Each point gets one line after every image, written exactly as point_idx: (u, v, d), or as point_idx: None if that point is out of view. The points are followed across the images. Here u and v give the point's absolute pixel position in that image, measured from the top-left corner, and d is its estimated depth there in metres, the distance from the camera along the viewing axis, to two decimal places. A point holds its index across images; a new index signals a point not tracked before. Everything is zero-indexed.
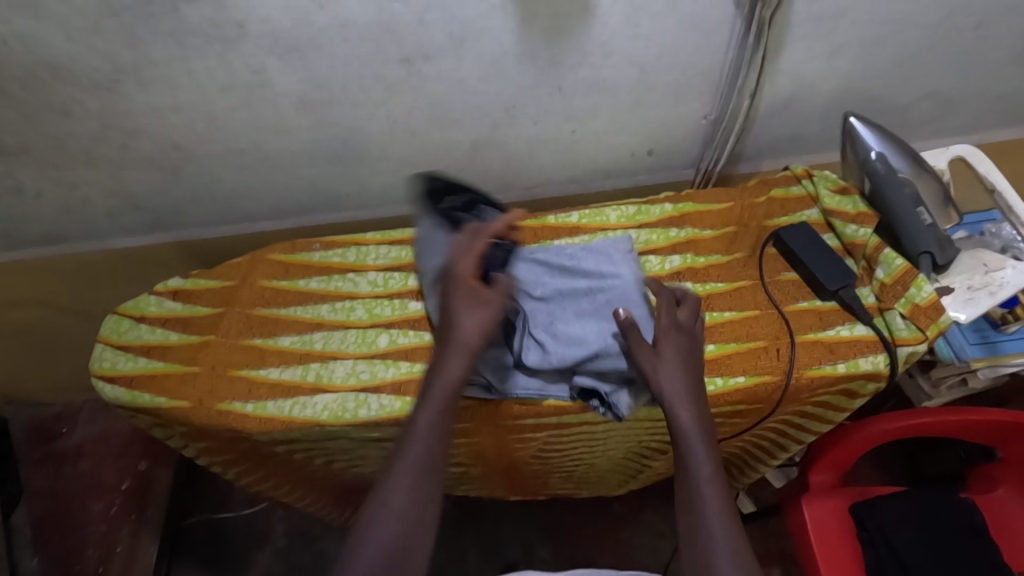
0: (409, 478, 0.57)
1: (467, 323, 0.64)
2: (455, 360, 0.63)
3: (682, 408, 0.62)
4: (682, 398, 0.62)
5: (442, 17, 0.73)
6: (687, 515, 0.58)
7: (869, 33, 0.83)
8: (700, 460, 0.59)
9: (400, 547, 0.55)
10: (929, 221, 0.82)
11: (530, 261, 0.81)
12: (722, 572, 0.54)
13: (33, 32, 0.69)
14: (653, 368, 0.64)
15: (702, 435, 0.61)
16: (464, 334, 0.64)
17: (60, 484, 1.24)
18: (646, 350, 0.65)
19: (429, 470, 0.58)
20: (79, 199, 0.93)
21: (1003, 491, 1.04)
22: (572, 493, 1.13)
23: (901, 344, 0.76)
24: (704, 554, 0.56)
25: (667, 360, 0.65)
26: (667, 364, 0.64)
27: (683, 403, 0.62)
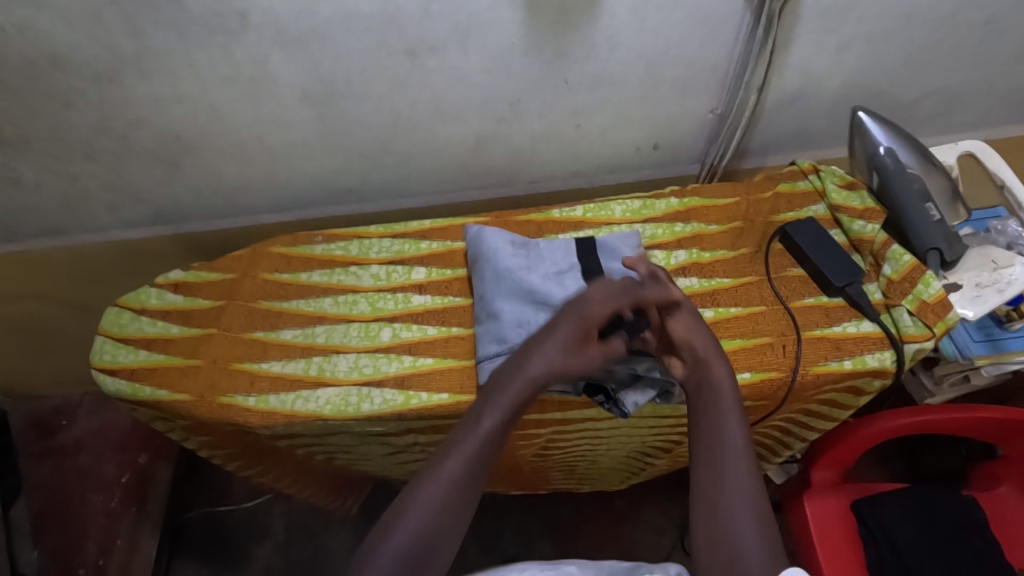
0: (444, 480, 0.61)
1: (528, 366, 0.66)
2: (508, 389, 0.65)
3: (715, 369, 0.65)
4: (716, 359, 0.65)
5: (447, 8, 0.72)
6: (709, 473, 0.60)
7: (877, 28, 0.82)
8: (732, 421, 0.62)
9: (427, 535, 0.59)
10: (938, 217, 0.82)
11: (539, 256, 0.82)
12: (745, 525, 0.56)
13: (32, 20, 0.68)
14: (687, 328, 0.67)
15: (733, 397, 0.64)
16: (528, 370, 0.66)
17: (59, 478, 1.22)
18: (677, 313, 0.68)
19: (465, 475, 0.61)
20: (79, 191, 0.92)
21: (1005, 488, 1.04)
22: (574, 488, 1.13)
23: (909, 340, 0.76)
24: (723, 517, 0.57)
25: (699, 323, 0.68)
26: (699, 327, 0.68)
27: (717, 360, 0.65)
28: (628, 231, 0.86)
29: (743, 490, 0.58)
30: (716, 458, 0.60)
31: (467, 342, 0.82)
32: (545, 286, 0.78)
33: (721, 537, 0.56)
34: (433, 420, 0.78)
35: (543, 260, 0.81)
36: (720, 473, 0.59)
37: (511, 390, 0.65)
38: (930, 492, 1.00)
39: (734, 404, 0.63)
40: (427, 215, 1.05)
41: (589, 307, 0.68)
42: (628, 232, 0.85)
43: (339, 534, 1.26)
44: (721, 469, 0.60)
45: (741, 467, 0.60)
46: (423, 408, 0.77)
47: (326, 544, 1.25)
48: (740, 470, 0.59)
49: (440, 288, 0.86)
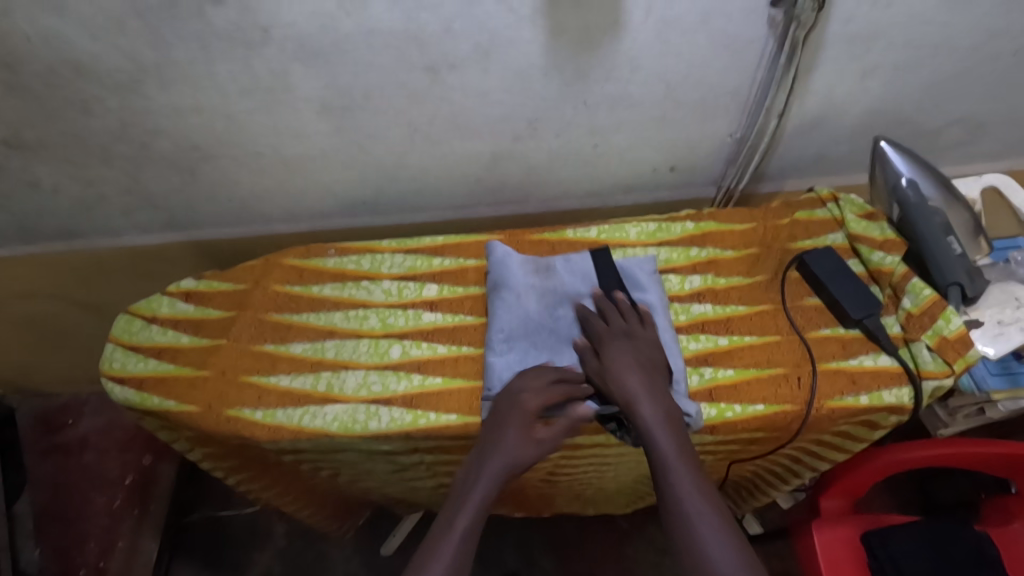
0: (449, 558, 0.60)
1: (511, 435, 0.68)
2: (492, 464, 0.66)
3: (663, 432, 0.66)
4: (659, 424, 0.66)
5: (469, 27, 0.72)
6: (686, 532, 0.61)
7: (902, 57, 0.81)
8: (663, 438, 0.65)
9: None
10: (960, 251, 0.82)
11: (564, 281, 0.81)
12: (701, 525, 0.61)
13: (57, 29, 0.69)
14: (630, 394, 0.68)
15: (661, 416, 0.67)
16: (506, 443, 0.67)
17: (64, 476, 1.24)
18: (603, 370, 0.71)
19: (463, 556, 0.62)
20: (95, 195, 0.92)
21: (1018, 525, 0.98)
22: (576, 511, 1.11)
23: (927, 377, 0.75)
24: (685, 523, 0.61)
25: (624, 365, 0.71)
26: (623, 368, 0.70)
27: (639, 390, 0.68)
28: (646, 255, 0.86)
29: (716, 540, 0.60)
30: (681, 516, 0.62)
31: (477, 362, 0.81)
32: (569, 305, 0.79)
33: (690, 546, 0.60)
34: (440, 440, 0.77)
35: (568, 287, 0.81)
36: (694, 532, 0.61)
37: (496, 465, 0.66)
38: (941, 524, 0.97)
39: (686, 462, 0.64)
40: (441, 229, 1.05)
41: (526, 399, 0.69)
42: (643, 255, 0.85)
43: (339, 545, 1.25)
44: (688, 524, 0.61)
45: (710, 524, 0.61)
46: (429, 428, 0.76)
47: (325, 553, 1.24)
48: (710, 524, 0.61)
49: (451, 305, 0.86)
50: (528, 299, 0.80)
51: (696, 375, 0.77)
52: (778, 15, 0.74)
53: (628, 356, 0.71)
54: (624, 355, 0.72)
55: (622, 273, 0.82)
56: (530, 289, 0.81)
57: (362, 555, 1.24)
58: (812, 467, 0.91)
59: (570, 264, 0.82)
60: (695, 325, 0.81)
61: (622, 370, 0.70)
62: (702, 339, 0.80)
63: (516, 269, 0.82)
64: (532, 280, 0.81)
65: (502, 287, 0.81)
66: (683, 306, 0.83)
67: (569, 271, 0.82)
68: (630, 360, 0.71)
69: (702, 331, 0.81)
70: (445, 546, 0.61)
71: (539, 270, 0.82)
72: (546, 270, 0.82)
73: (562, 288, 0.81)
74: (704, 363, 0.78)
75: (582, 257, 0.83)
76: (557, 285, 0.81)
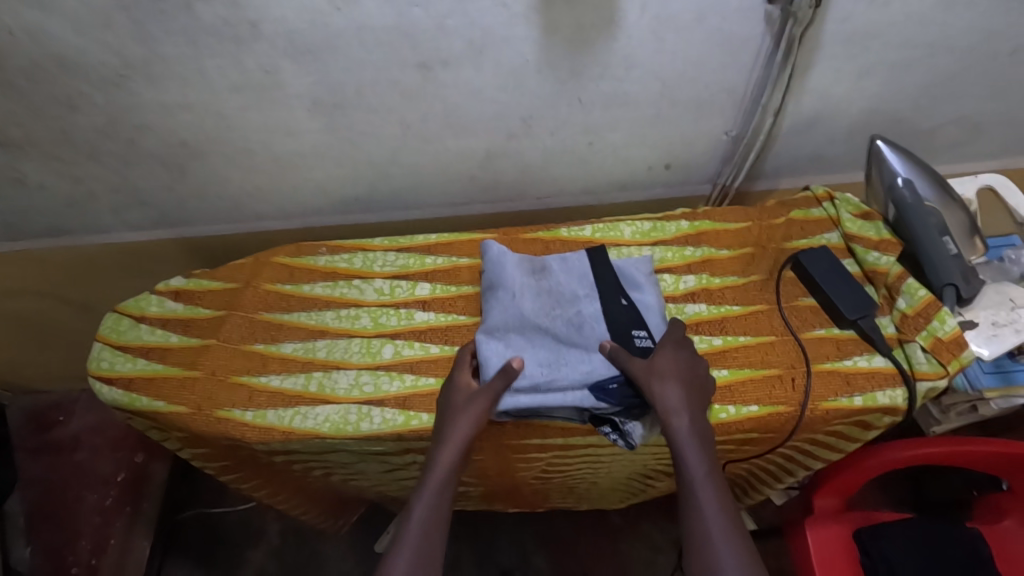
0: (413, 544, 0.64)
1: (461, 425, 0.69)
2: (445, 453, 0.68)
3: (695, 452, 0.66)
4: (692, 442, 0.66)
5: (463, 24, 0.70)
6: (703, 553, 0.62)
7: (899, 55, 0.81)
8: (694, 457, 0.66)
9: None
10: (955, 251, 0.82)
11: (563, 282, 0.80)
12: (720, 547, 0.61)
13: (40, 24, 0.67)
14: (669, 408, 0.67)
15: (696, 434, 0.67)
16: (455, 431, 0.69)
17: (55, 474, 1.23)
18: (647, 372, 0.69)
19: (429, 536, 0.65)
20: (83, 192, 0.90)
21: (1009, 522, 1.00)
22: (569, 506, 1.11)
23: (921, 378, 0.74)
24: (704, 540, 0.62)
25: (669, 374, 0.69)
26: (668, 378, 0.69)
27: (678, 406, 0.67)
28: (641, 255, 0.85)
29: (735, 564, 0.60)
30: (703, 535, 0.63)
31: None
32: (565, 304, 0.78)
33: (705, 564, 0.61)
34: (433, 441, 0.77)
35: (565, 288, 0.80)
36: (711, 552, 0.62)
37: (450, 453, 0.68)
38: (931, 523, 0.98)
39: (713, 483, 0.65)
40: (434, 227, 1.04)
41: (460, 377, 0.73)
42: (639, 256, 0.84)
43: (332, 543, 1.24)
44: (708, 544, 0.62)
45: (730, 548, 0.61)
46: (422, 429, 0.75)
47: (319, 551, 1.24)
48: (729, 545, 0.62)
49: (444, 305, 0.85)
50: (525, 296, 0.78)
51: None
52: (775, 12, 0.73)
53: (674, 363, 0.70)
54: (669, 361, 0.70)
55: (617, 273, 0.81)
56: (526, 287, 0.79)
57: (355, 552, 1.24)
58: (805, 466, 0.91)
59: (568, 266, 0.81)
60: (690, 325, 0.81)
61: (665, 380, 0.68)
62: (697, 340, 0.80)
63: (512, 268, 0.81)
64: (528, 279, 0.80)
65: (498, 287, 0.80)
66: (677, 306, 0.82)
67: (566, 272, 0.81)
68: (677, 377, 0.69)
69: (696, 332, 0.80)
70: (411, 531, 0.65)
71: (536, 269, 0.81)
72: (542, 270, 0.81)
73: (558, 288, 0.80)
74: None
75: (577, 256, 0.82)
76: (556, 286, 0.80)
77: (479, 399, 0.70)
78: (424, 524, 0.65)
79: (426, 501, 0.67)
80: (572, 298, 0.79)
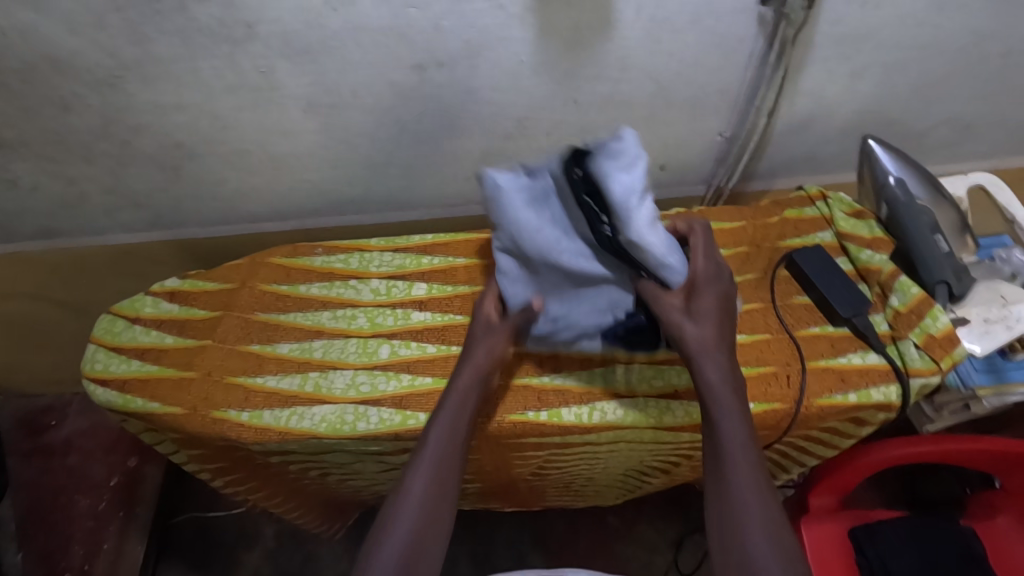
0: (427, 474, 0.64)
1: (479, 351, 0.73)
2: (467, 371, 0.71)
3: (727, 404, 0.64)
4: (726, 394, 0.64)
5: (458, 25, 0.71)
6: (728, 520, 0.58)
7: (890, 57, 0.82)
8: (726, 412, 0.63)
9: (417, 529, 0.61)
10: (946, 249, 0.83)
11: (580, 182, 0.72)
12: (749, 516, 0.58)
13: (34, 24, 0.67)
14: (700, 350, 0.66)
15: (728, 386, 0.65)
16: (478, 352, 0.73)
17: (50, 479, 1.21)
18: (679, 312, 0.67)
19: (441, 466, 0.65)
20: (77, 194, 0.90)
21: (1003, 520, 1.01)
22: (566, 503, 1.11)
23: (915, 374, 0.75)
24: (731, 508, 0.59)
25: (710, 316, 0.67)
26: (707, 322, 0.67)
27: (710, 355, 0.66)
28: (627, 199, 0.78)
29: (761, 534, 0.57)
30: (731, 499, 0.59)
31: None
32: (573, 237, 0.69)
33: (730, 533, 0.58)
34: None
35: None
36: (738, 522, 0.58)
37: (467, 379, 0.71)
38: (925, 523, 0.98)
39: (747, 446, 0.62)
40: (431, 227, 1.04)
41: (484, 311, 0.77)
42: (620, 137, 0.61)
43: (326, 545, 1.23)
44: (734, 511, 0.58)
45: (760, 518, 0.58)
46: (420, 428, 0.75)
47: (314, 553, 1.23)
48: (758, 515, 0.58)
49: (441, 305, 0.85)
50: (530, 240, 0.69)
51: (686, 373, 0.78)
52: (768, 14, 0.74)
53: (715, 304, 0.68)
54: (711, 301, 0.68)
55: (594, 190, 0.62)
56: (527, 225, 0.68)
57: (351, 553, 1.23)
58: (801, 463, 0.92)
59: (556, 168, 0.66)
60: None
61: (702, 323, 0.67)
62: None
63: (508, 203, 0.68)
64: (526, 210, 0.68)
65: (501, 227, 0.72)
66: None
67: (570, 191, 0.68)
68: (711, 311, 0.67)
69: None
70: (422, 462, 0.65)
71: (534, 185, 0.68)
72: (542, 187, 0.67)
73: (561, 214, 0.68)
74: None
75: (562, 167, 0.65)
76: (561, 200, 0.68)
77: (499, 331, 0.74)
78: (437, 454, 0.65)
79: (438, 431, 0.67)
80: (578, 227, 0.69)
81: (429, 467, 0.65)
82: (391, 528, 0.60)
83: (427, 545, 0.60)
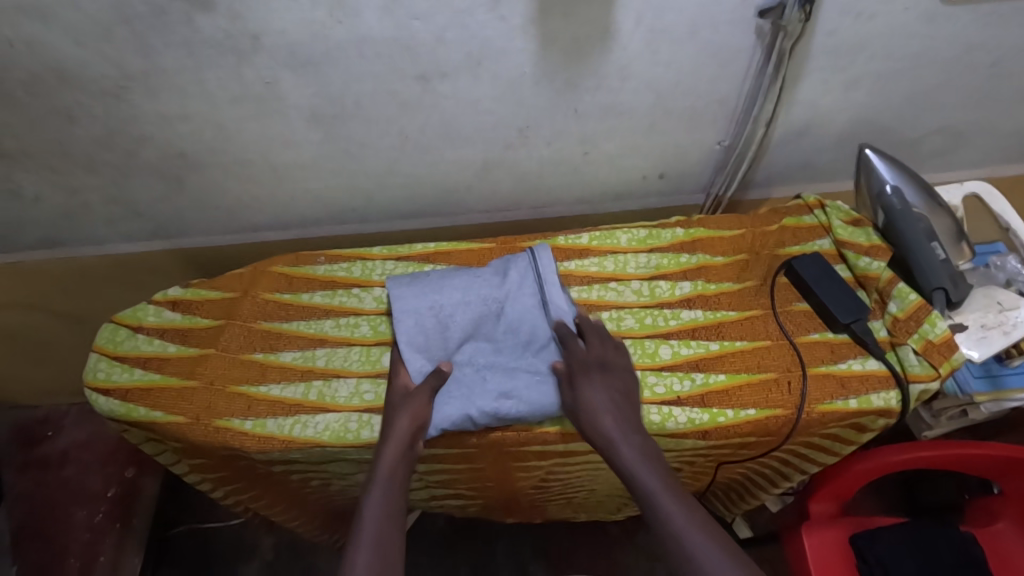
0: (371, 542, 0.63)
1: (403, 420, 0.71)
2: (390, 445, 0.70)
3: (644, 469, 0.67)
4: (641, 462, 0.67)
5: (461, 37, 0.72)
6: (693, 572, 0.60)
7: (884, 67, 0.83)
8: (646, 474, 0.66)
9: None
10: (943, 256, 0.84)
11: (419, 333, 0.79)
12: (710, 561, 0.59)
13: (40, 36, 0.68)
14: (614, 437, 0.69)
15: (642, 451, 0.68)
16: (400, 423, 0.71)
17: (43, 491, 1.20)
18: (585, 385, 0.72)
19: (383, 535, 0.64)
20: (79, 204, 0.90)
21: (1002, 525, 1.01)
22: (568, 518, 1.10)
23: (914, 380, 0.76)
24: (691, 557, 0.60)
25: (611, 391, 0.72)
26: (607, 394, 0.72)
27: (625, 440, 0.68)
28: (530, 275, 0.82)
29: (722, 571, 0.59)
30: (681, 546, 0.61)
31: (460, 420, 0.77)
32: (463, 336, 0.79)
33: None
34: (433, 449, 0.77)
35: (424, 329, 0.79)
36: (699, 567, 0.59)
37: (395, 449, 0.70)
38: (925, 527, 0.98)
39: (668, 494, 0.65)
40: (431, 236, 1.04)
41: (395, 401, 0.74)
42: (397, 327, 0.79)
43: (325, 556, 1.21)
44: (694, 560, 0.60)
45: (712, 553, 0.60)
46: None
47: (310, 564, 1.21)
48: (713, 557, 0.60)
49: None
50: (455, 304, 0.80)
51: (688, 381, 0.78)
52: (766, 25, 0.75)
53: (600, 392, 0.72)
54: (600, 388, 0.72)
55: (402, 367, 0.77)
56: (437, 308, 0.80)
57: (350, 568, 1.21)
58: (801, 470, 0.92)
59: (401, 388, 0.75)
60: (686, 331, 0.82)
61: (601, 390, 0.72)
62: (694, 345, 0.81)
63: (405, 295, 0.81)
64: (418, 295, 0.81)
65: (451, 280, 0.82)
66: (673, 311, 0.84)
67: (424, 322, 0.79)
68: (607, 404, 0.71)
69: (694, 337, 0.81)
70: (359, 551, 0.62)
71: (403, 300, 0.81)
72: (402, 304, 0.80)
73: (447, 311, 0.80)
74: (695, 368, 0.79)
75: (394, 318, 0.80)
76: (419, 321, 0.79)
77: (418, 396, 0.73)
78: (378, 517, 0.65)
79: (381, 493, 0.67)
80: (457, 329, 0.79)
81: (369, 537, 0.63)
82: None
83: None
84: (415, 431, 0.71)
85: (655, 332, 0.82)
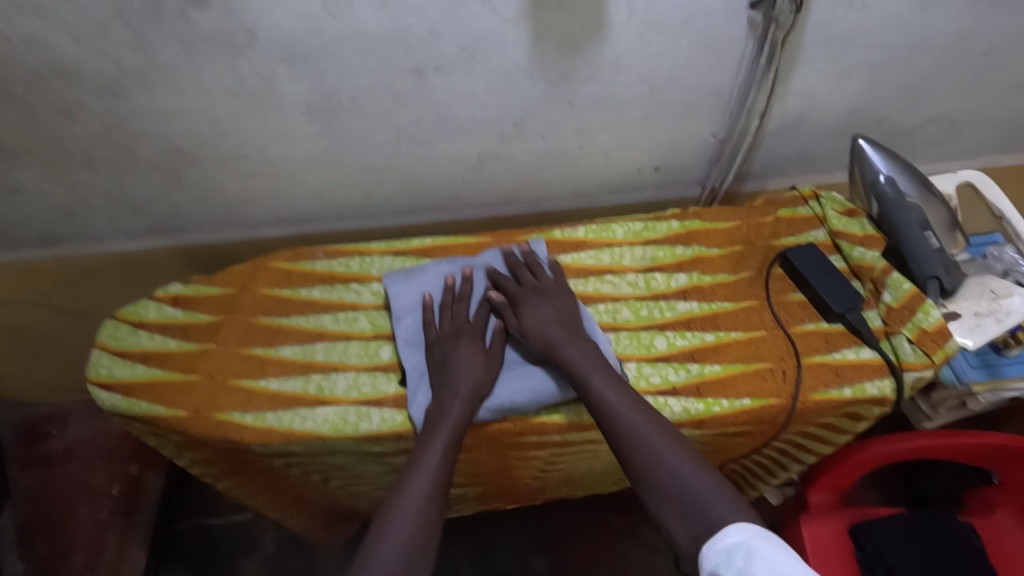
0: (424, 492, 0.65)
1: (468, 378, 0.74)
2: (457, 402, 0.72)
3: (595, 375, 0.72)
4: (592, 368, 0.73)
5: (455, 30, 0.72)
6: (639, 457, 0.66)
7: (877, 56, 0.83)
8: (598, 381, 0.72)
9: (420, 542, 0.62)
10: (936, 245, 0.84)
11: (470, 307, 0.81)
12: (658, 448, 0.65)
13: (39, 33, 0.69)
14: (560, 345, 0.75)
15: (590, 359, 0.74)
16: (465, 384, 0.74)
17: (49, 487, 1.21)
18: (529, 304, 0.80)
19: (436, 492, 0.66)
20: (79, 200, 0.91)
21: (1000, 514, 1.02)
22: (566, 493, 1.08)
23: (908, 368, 0.77)
24: (640, 446, 0.66)
25: (551, 308, 0.79)
26: (548, 312, 0.79)
27: (569, 345, 0.75)
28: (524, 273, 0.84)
29: (669, 453, 0.65)
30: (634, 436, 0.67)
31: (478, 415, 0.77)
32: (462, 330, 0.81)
33: (656, 466, 0.64)
34: None
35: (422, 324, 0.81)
36: (649, 452, 0.65)
37: (460, 408, 0.72)
38: (924, 516, 1.00)
39: (620, 396, 0.70)
40: (429, 231, 1.05)
41: (455, 360, 0.76)
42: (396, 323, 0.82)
43: (327, 551, 1.22)
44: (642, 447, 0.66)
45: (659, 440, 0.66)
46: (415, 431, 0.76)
47: (313, 559, 1.22)
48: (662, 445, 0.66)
49: None
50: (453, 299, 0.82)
51: (683, 371, 0.78)
52: (757, 17, 0.76)
53: (544, 310, 0.79)
54: (541, 306, 0.79)
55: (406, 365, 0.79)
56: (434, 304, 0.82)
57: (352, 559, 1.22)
58: (799, 460, 0.92)
59: (459, 355, 0.76)
60: (681, 322, 0.82)
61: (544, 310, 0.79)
62: (689, 336, 0.81)
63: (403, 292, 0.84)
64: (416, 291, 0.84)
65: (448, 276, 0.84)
66: (669, 303, 0.84)
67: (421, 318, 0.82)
68: (550, 318, 0.78)
69: (688, 328, 0.82)
70: (409, 499, 0.65)
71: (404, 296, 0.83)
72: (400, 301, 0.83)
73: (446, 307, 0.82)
74: (689, 359, 0.79)
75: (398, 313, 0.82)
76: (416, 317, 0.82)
77: (482, 363, 0.76)
78: (433, 466, 0.67)
79: (439, 444, 0.69)
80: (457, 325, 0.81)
81: (425, 488, 0.66)
82: (382, 553, 0.60)
83: (428, 556, 0.62)
84: (479, 390, 0.74)
85: (650, 324, 0.82)
